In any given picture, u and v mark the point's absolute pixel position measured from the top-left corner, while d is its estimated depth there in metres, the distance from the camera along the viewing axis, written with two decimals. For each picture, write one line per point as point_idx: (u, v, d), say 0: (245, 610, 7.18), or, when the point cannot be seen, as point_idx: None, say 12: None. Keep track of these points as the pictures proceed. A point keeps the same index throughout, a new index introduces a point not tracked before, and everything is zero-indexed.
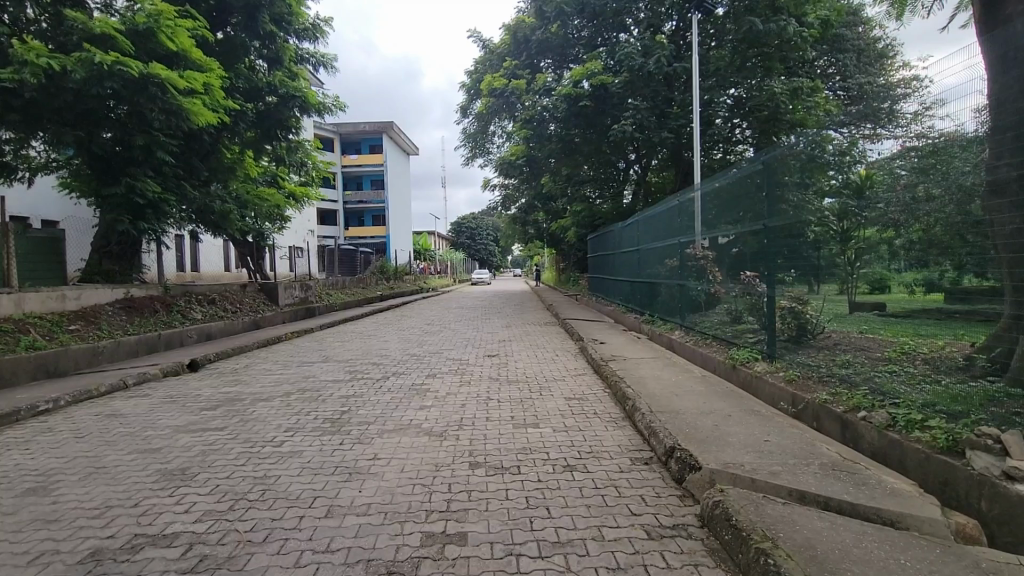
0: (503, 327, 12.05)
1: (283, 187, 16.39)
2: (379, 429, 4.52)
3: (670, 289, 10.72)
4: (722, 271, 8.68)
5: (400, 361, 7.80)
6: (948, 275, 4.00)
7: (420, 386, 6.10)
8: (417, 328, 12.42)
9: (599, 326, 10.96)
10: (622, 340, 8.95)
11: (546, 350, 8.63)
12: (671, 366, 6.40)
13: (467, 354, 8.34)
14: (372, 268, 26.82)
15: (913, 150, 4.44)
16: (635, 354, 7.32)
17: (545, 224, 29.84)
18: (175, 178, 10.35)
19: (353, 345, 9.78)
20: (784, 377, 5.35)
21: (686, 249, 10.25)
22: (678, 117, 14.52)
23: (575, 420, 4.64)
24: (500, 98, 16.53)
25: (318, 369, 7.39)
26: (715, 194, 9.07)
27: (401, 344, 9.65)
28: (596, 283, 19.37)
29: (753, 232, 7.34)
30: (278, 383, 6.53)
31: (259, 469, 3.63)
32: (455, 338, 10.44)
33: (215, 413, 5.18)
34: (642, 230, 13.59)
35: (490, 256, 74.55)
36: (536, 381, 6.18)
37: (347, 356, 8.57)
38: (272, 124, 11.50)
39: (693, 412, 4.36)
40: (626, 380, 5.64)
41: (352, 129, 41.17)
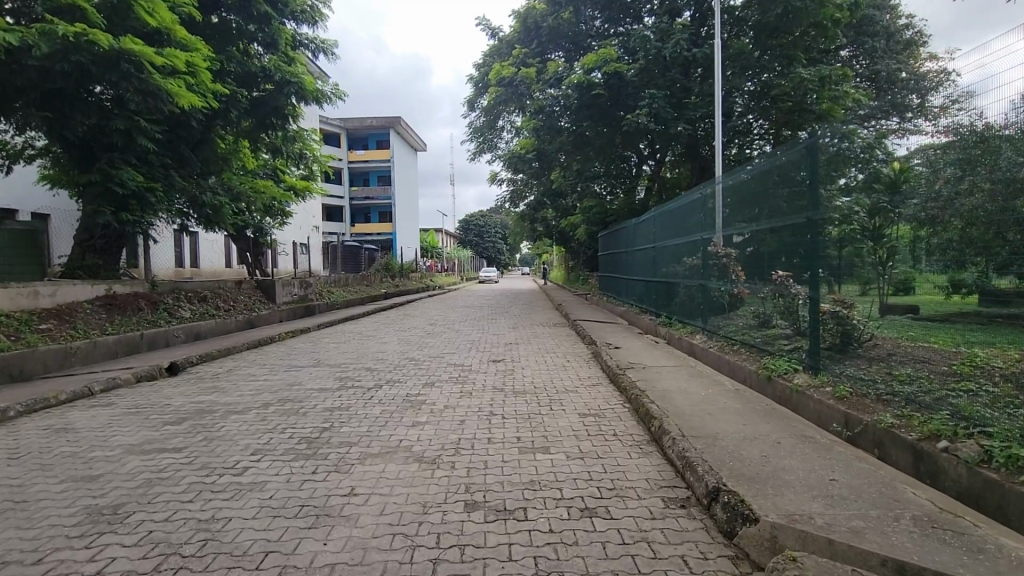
0: (509, 330, 11.34)
1: (282, 181, 15.81)
2: (360, 454, 3.82)
3: (689, 290, 9.97)
4: (747, 269, 7.95)
5: (396, 367, 7.14)
6: (984, 275, 3.90)
7: (414, 398, 5.43)
8: (419, 328, 11.75)
9: (613, 329, 10.25)
10: (638, 345, 8.22)
11: (556, 355, 7.92)
12: (696, 377, 5.68)
13: (469, 359, 7.66)
14: (377, 265, 26.21)
15: (943, 145, 4.31)
16: (655, 361, 6.60)
17: (555, 222, 29.10)
18: (162, 168, 9.76)
19: (348, 347, 9.13)
20: (832, 394, 4.62)
21: (706, 246, 9.51)
22: (696, 107, 13.78)
23: (591, 444, 3.94)
24: (508, 87, 15.84)
25: (306, 375, 6.76)
26: (738, 188, 8.37)
27: (399, 347, 8.98)
28: (607, 282, 18.63)
29: (785, 228, 6.61)
30: (257, 391, 5.89)
31: (207, 508, 2.97)
32: (458, 341, 9.75)
33: (179, 428, 4.55)
34: (658, 227, 12.85)
35: (498, 255, 73.86)
36: (546, 393, 5.49)
37: (340, 359, 7.93)
38: (267, 111, 10.75)
39: (733, 438, 3.65)
40: (648, 394, 4.93)
41: (359, 124, 40.65)
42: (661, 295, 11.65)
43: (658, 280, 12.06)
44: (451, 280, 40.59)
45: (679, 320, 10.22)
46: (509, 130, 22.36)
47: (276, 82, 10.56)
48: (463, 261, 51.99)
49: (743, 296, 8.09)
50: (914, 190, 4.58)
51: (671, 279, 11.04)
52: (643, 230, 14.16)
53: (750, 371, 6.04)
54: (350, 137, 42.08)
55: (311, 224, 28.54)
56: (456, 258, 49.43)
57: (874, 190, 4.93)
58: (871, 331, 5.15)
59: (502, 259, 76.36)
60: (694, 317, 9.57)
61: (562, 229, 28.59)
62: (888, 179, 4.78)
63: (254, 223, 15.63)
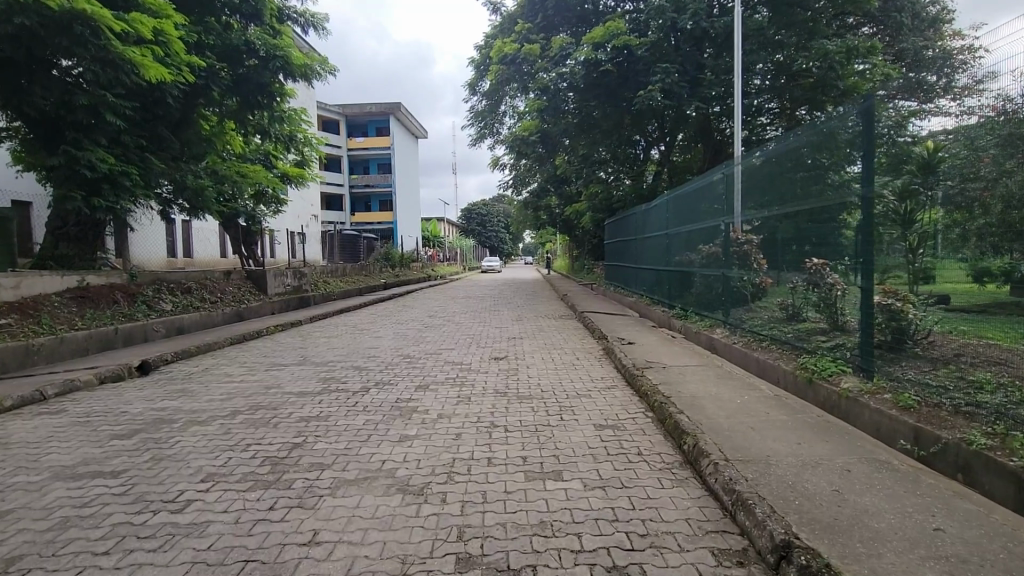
0: (513, 322, 10.63)
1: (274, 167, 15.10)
2: (333, 482, 3.13)
3: (707, 279, 9.21)
4: (773, 257, 7.22)
5: (388, 365, 6.47)
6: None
7: (405, 404, 4.75)
8: (416, 321, 11.07)
9: (623, 322, 9.55)
10: (655, 340, 7.51)
11: (564, 351, 7.22)
12: (728, 379, 4.96)
13: (469, 356, 6.97)
14: (376, 254, 25.52)
15: (977, 125, 3.95)
16: (676, 360, 5.89)
17: (558, 210, 28.28)
18: (138, 150, 9.06)
19: (339, 343, 8.45)
20: (894, 403, 3.94)
21: (725, 232, 8.77)
22: (712, 85, 12.99)
23: (613, 468, 3.25)
24: (511, 66, 15.03)
25: (287, 375, 6.08)
26: (761, 167, 7.60)
27: (393, 342, 8.31)
28: (614, 271, 17.91)
29: (821, 210, 5.85)
30: (229, 396, 5.21)
31: (124, 566, 2.30)
32: (457, 335, 9.05)
33: (127, 444, 3.88)
34: (670, 213, 12.09)
35: (501, 244, 73.13)
36: (555, 399, 4.80)
37: (328, 356, 7.27)
38: (252, 89, 10.01)
39: (791, 464, 2.95)
40: (675, 402, 4.24)
41: (359, 110, 39.79)
42: (675, 284, 10.89)
43: (671, 269, 11.31)
44: (453, 270, 39.92)
45: (694, 312, 9.50)
46: (512, 114, 21.50)
47: (259, 56, 9.75)
48: (465, 250, 51.20)
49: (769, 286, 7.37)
50: (948, 170, 4.20)
51: (686, 267, 10.32)
52: (653, 215, 13.41)
53: (786, 372, 5.34)
54: (349, 124, 41.18)
55: (308, 211, 27.81)
56: (458, 247, 48.66)
57: (903, 171, 4.48)
58: (928, 327, 4.52)
59: (504, 248, 75.60)
60: (713, 307, 8.85)
61: (566, 218, 27.78)
62: (920, 160, 4.37)
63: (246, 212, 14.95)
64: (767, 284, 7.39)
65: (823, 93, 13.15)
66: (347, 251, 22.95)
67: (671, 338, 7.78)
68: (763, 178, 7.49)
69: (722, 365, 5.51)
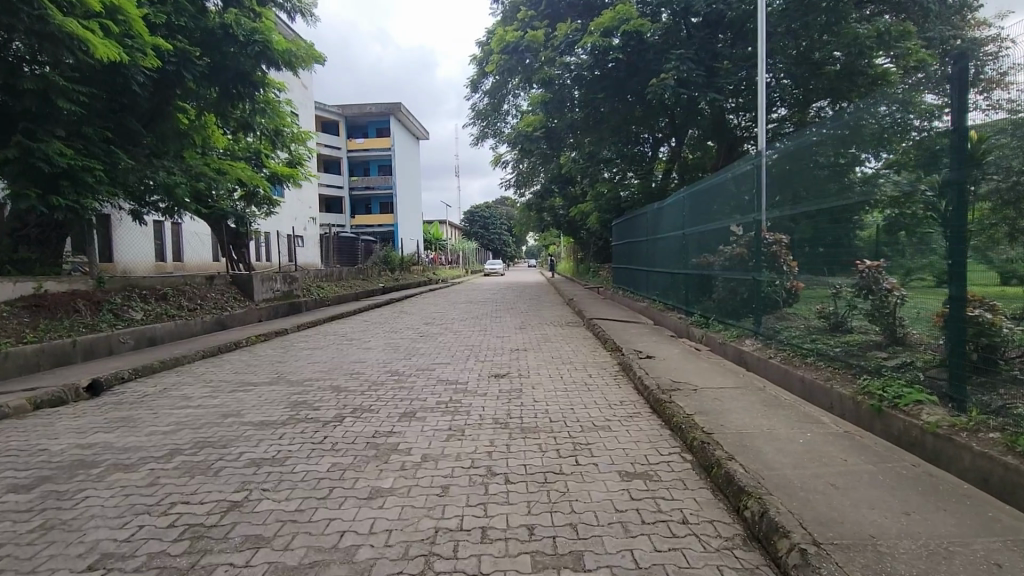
0: (516, 331, 9.75)
1: (262, 166, 14.42)
2: (266, 573, 2.26)
3: (733, 283, 8.29)
4: (808, 259, 6.32)
5: (371, 386, 5.61)
6: None
7: (384, 440, 3.88)
8: (411, 330, 10.20)
9: (637, 331, 8.67)
10: (678, 353, 6.60)
11: (574, 367, 6.31)
12: (779, 409, 4.07)
13: (465, 373, 6.09)
14: (375, 258, 24.71)
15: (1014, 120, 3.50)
16: (709, 380, 4.98)
17: (562, 211, 27.44)
18: (104, 143, 8.28)
19: (322, 356, 7.58)
20: (1008, 444, 3.06)
21: (751, 230, 7.87)
22: (729, 74, 12.14)
23: (656, 549, 2.36)
24: (513, 55, 14.08)
25: (254, 398, 5.22)
26: (789, 161, 6.77)
27: (382, 356, 7.43)
28: (622, 275, 17.04)
29: (875, 206, 4.98)
30: (176, 427, 4.35)
31: None
32: (454, 347, 8.17)
33: (21, 501, 3.04)
34: (684, 213, 11.21)
35: (504, 247, 72.37)
36: (568, 434, 3.91)
37: (306, 373, 6.41)
38: (231, 78, 9.20)
39: (912, 554, 2.07)
40: (722, 442, 3.35)
41: (359, 111, 39.08)
42: (693, 288, 9.97)
43: (687, 272, 10.41)
44: (455, 273, 39.03)
45: (717, 320, 8.59)
46: (514, 112, 20.77)
47: (237, 41, 8.93)
48: (467, 253, 50.38)
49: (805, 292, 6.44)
50: (993, 164, 3.64)
51: (705, 271, 9.42)
52: (666, 214, 12.52)
53: (846, 398, 4.43)
54: (349, 125, 40.45)
55: (305, 214, 27.03)
56: (460, 250, 47.83)
57: (944, 163, 3.97)
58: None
59: (507, 251, 74.78)
60: (740, 315, 7.93)
61: (570, 219, 26.89)
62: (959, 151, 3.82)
63: (231, 211, 14.36)
64: (798, 286, 6.72)
65: (847, 83, 12.25)
66: (344, 255, 22.16)
67: (696, 350, 6.86)
68: (793, 171, 6.62)
69: (768, 390, 4.61)
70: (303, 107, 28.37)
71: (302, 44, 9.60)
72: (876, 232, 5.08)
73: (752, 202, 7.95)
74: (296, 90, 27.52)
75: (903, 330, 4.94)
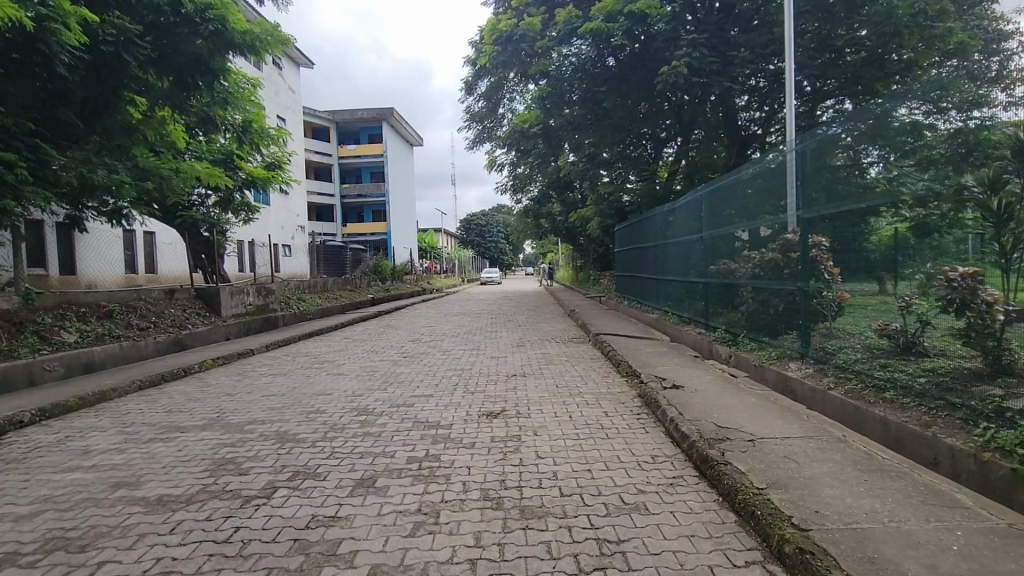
0: (513, 350, 8.53)
1: (236, 170, 13.41)
2: None
3: (768, 293, 7.07)
4: (861, 266, 5.16)
5: (330, 431, 4.40)
6: None
7: (319, 533, 2.67)
8: (394, 350, 8.97)
9: (655, 350, 7.48)
10: (711, 380, 5.38)
11: (585, 402, 5.11)
12: (884, 478, 2.87)
13: (449, 412, 4.88)
14: (364, 267, 23.49)
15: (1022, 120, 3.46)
16: (768, 428, 3.76)
17: (562, 217, 26.28)
18: (28, 135, 7.10)
19: (281, 386, 6.34)
20: None
21: (782, 234, 6.79)
22: (745, 62, 11.06)
23: None
24: (507, 46, 13.05)
25: (171, 454, 4.00)
26: (821, 151, 5.66)
27: (352, 387, 6.17)
28: (627, 283, 15.86)
29: (919, 205, 4.39)
30: (39, 508, 3.14)
31: None
32: (441, 371, 6.93)
33: None
34: (697, 214, 10.04)
35: (502, 256, 71.23)
36: (590, 521, 2.70)
37: (253, 411, 5.20)
38: (184, 64, 8.04)
39: None
40: (833, 554, 2.14)
41: (350, 117, 37.98)
42: (716, 298, 8.76)
43: (706, 280, 9.20)
44: (450, 282, 37.75)
45: (749, 337, 7.34)
46: (510, 115, 19.70)
47: (191, 22, 7.79)
48: (463, 262, 49.15)
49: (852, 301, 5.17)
50: None
51: (730, 279, 8.23)
52: (677, 217, 11.38)
53: (962, 455, 3.22)
54: (341, 131, 39.42)
55: (292, 222, 25.89)
56: (456, 259, 46.59)
57: (990, 158, 3.72)
58: None
59: (504, 260, 73.65)
60: (781, 331, 6.69)
61: (571, 226, 25.75)
62: (1014, 145, 3.54)
63: (202, 218, 13.50)
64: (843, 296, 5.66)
65: (876, 70, 11.11)
66: (331, 265, 20.95)
67: (730, 375, 5.67)
68: (829, 166, 5.58)
69: (863, 447, 3.38)
70: (290, 111, 27.36)
71: (268, 23, 8.43)
72: (890, 235, 4.75)
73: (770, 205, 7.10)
74: (283, 93, 26.56)
75: (1011, 357, 3.62)
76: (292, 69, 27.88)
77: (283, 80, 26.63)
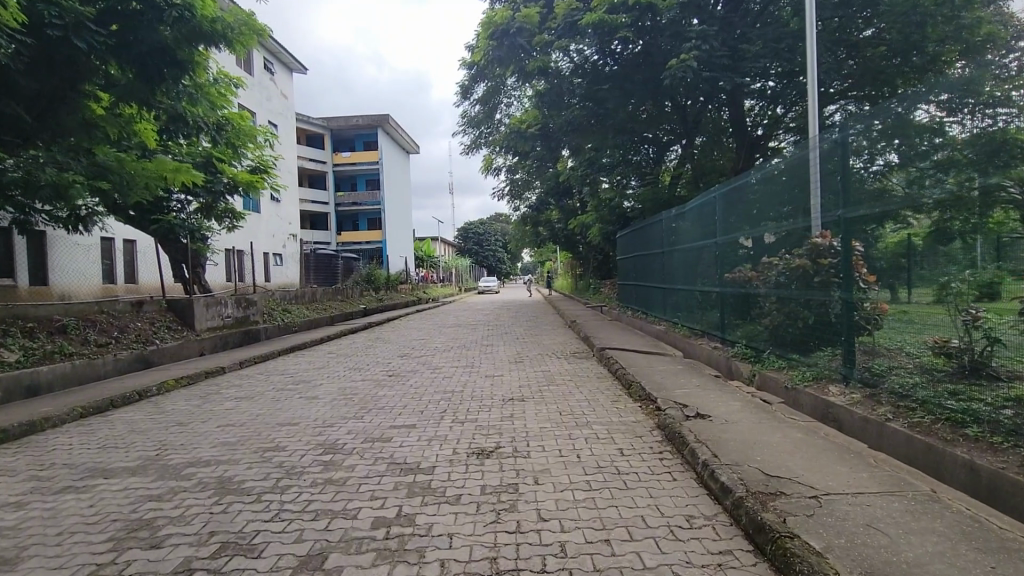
0: (510, 367, 7.76)
1: (217, 174, 12.69)
2: None
3: (795, 304, 6.31)
4: (914, 274, 4.39)
5: (285, 477, 3.61)
6: None
7: None
8: (379, 367, 8.19)
9: (668, 367, 6.72)
10: (742, 409, 4.56)
11: (594, 434, 4.32)
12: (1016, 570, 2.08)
13: (432, 449, 4.09)
14: (356, 276, 22.73)
15: None
16: (833, 481, 2.96)
17: (560, 225, 25.64)
18: None
19: (244, 414, 5.53)
20: None
21: (811, 237, 6.09)
22: (757, 55, 10.43)
23: None
24: (503, 41, 12.48)
25: (78, 512, 3.20)
26: (856, 143, 4.94)
27: (324, 414, 5.37)
28: (631, 293, 15.12)
29: (983, 200, 3.68)
30: None
31: None
32: (428, 394, 6.13)
33: None
34: (708, 218, 9.35)
35: (499, 265, 70.52)
36: None
37: (202, 447, 4.41)
38: (147, 56, 7.29)
39: None
40: None
41: (345, 123, 37.37)
42: (734, 308, 7.99)
43: (721, 289, 8.45)
44: (447, 291, 36.96)
45: (774, 353, 6.54)
46: (507, 120, 19.09)
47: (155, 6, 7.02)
48: (460, 271, 48.46)
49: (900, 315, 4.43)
50: None
51: (749, 287, 7.48)
52: (686, 221, 10.62)
53: None
54: (336, 138, 38.81)
55: (284, 230, 25.17)
56: (453, 268, 45.90)
57: None
58: None
59: (502, 269, 72.97)
60: (814, 347, 5.91)
61: (570, 233, 25.05)
62: None
63: (181, 224, 12.78)
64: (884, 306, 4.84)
65: (897, 64, 10.52)
66: (321, 274, 20.18)
67: (762, 400, 4.86)
68: (863, 158, 4.92)
69: (967, 511, 2.57)
70: (283, 117, 26.78)
71: (240, 10, 7.62)
72: (949, 238, 3.99)
73: (795, 205, 6.44)
74: (274, 99, 25.96)
75: None
76: (285, 75, 27.40)
77: (275, 85, 26.09)
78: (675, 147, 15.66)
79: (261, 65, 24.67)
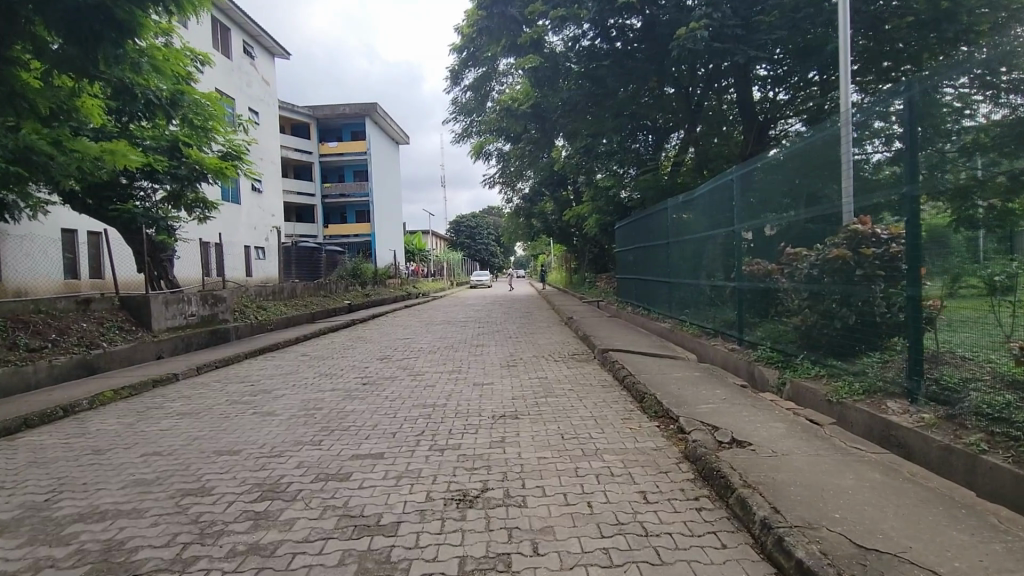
0: (502, 373, 6.86)
1: (182, 159, 11.61)
2: None
3: (832, 300, 5.42)
4: (1003, 263, 3.48)
5: (195, 541, 2.67)
6: None
7: None
8: (354, 373, 7.26)
9: (684, 373, 5.82)
10: (791, 436, 3.65)
11: (607, 470, 3.40)
12: None
13: (400, 494, 3.16)
14: (342, 270, 21.68)
15: None
16: (959, 562, 2.09)
17: (554, 216, 24.71)
18: None
19: (179, 436, 4.57)
20: None
21: (853, 223, 5.22)
22: (774, 27, 9.52)
23: None
24: (493, 11, 12.03)
25: None
26: (933, 103, 3.94)
27: (276, 436, 4.43)
28: (630, 286, 14.27)
29: None
30: None
31: None
32: (405, 409, 5.18)
33: None
34: (720, 205, 8.45)
35: (491, 258, 69.47)
36: None
37: (107, 488, 3.46)
38: (79, 14, 5.86)
39: None
40: None
41: (331, 112, 36.04)
42: (753, 305, 7.09)
43: (738, 284, 7.53)
44: (438, 285, 35.96)
45: (806, 359, 5.65)
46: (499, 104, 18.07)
47: None
48: (452, 265, 47.51)
49: (986, 318, 3.55)
50: None
51: (772, 282, 6.58)
52: (693, 210, 9.68)
53: None
54: (323, 128, 37.55)
55: (266, 222, 24.08)
56: (445, 261, 44.90)
57: None
58: None
59: (495, 263, 72.04)
60: (859, 352, 5.01)
61: (564, 225, 24.11)
62: None
63: (143, 213, 11.67)
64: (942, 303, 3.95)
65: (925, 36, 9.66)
66: (304, 268, 19.14)
67: (809, 420, 3.97)
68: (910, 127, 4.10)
69: None
70: (264, 104, 25.57)
71: None
72: None
73: (835, 185, 5.55)
74: (255, 84, 24.80)
75: None
76: (266, 59, 26.19)
77: (256, 71, 24.90)
78: (676, 133, 14.78)
79: (240, 49, 23.52)
